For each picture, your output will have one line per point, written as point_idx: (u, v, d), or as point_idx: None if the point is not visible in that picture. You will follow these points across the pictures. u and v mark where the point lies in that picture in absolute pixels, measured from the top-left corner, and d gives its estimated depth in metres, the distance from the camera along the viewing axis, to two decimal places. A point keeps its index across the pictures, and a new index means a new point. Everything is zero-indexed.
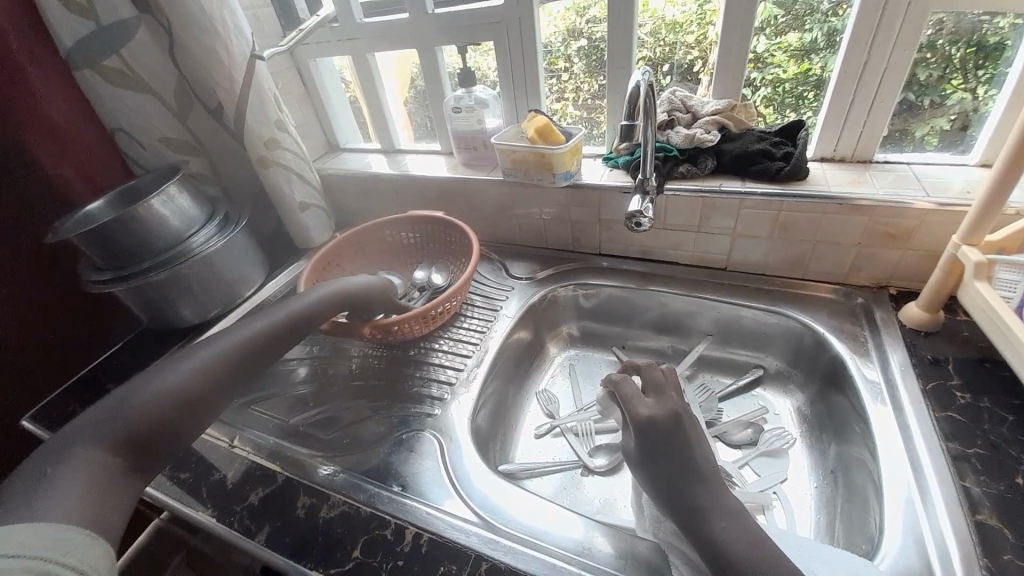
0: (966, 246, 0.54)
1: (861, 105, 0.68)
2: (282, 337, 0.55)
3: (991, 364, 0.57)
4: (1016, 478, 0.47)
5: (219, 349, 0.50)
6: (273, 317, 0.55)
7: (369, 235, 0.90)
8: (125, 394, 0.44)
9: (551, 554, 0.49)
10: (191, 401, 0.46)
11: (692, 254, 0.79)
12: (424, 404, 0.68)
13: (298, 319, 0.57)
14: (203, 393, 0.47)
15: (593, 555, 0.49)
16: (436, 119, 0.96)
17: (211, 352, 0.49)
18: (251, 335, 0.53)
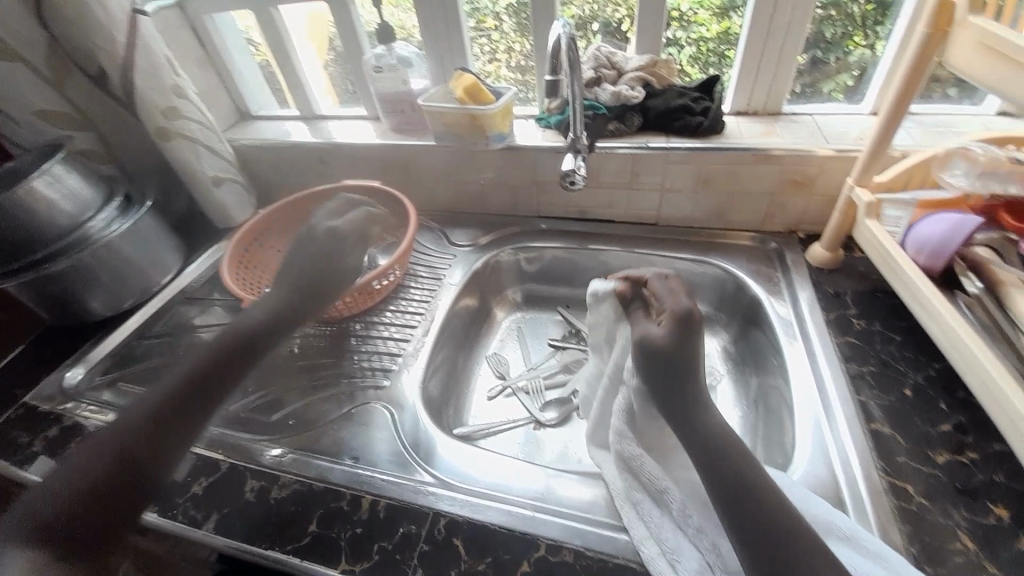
0: (859, 187, 0.60)
1: (770, 60, 0.72)
2: (216, 375, 0.52)
3: (882, 293, 0.65)
4: (903, 388, 0.55)
5: (145, 407, 0.48)
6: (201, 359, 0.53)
7: (296, 210, 0.85)
8: (53, 474, 0.43)
9: (509, 502, 0.52)
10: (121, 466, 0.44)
11: (625, 211, 0.82)
12: (372, 377, 0.68)
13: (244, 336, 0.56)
14: (118, 449, 0.44)
15: (553, 500, 0.53)
16: (359, 82, 0.90)
17: (133, 411, 0.48)
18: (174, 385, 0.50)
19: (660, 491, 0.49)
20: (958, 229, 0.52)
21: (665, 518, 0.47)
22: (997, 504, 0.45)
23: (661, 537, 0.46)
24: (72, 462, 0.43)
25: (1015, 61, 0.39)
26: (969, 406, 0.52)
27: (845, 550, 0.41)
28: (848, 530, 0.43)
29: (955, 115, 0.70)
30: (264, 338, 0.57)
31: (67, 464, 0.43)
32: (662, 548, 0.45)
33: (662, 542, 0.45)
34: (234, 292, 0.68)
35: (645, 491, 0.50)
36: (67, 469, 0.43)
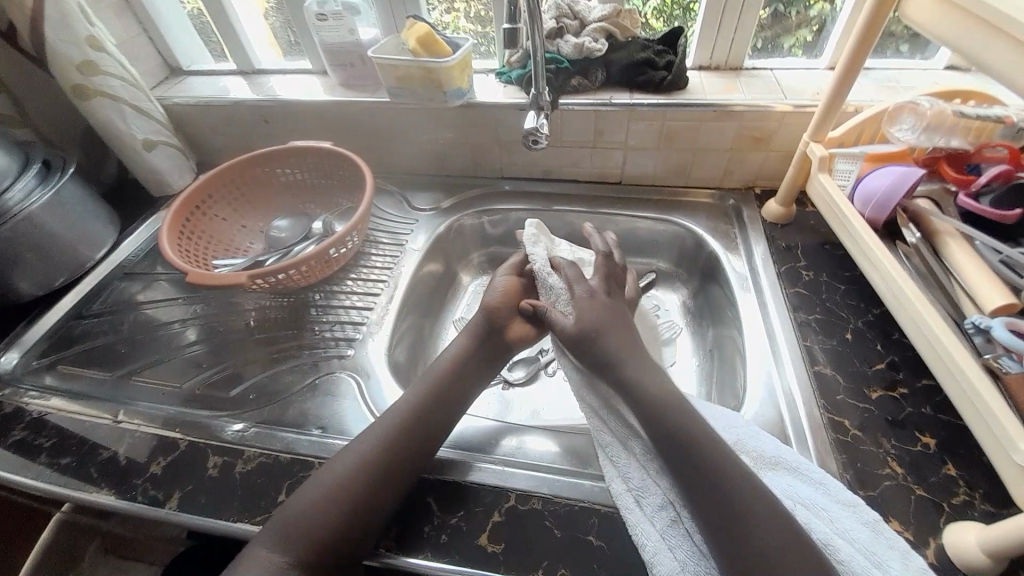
0: (814, 143, 0.62)
1: (733, 14, 0.70)
2: (464, 376, 0.57)
3: (830, 246, 0.69)
4: (845, 333, 0.59)
5: (406, 405, 0.52)
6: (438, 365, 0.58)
7: (241, 174, 0.80)
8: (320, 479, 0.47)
9: (481, 460, 0.53)
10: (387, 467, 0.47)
11: (589, 170, 0.81)
12: (335, 347, 0.66)
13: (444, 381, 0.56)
14: (418, 444, 0.50)
15: (522, 455, 0.54)
16: (302, 31, 0.83)
17: (401, 406, 0.52)
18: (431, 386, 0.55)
19: (626, 435, 0.50)
20: (900, 183, 0.54)
21: (630, 460, 0.48)
22: (923, 433, 0.50)
23: (625, 478, 0.47)
24: (344, 460, 0.47)
25: (967, 12, 0.40)
26: (902, 346, 0.57)
27: (788, 479, 0.45)
28: (792, 462, 0.46)
29: (904, 70, 0.72)
30: (461, 386, 0.56)
31: (366, 453, 0.47)
32: (630, 487, 0.46)
33: (628, 482, 0.47)
34: (177, 264, 0.64)
35: (612, 434, 0.50)
36: (348, 462, 0.47)
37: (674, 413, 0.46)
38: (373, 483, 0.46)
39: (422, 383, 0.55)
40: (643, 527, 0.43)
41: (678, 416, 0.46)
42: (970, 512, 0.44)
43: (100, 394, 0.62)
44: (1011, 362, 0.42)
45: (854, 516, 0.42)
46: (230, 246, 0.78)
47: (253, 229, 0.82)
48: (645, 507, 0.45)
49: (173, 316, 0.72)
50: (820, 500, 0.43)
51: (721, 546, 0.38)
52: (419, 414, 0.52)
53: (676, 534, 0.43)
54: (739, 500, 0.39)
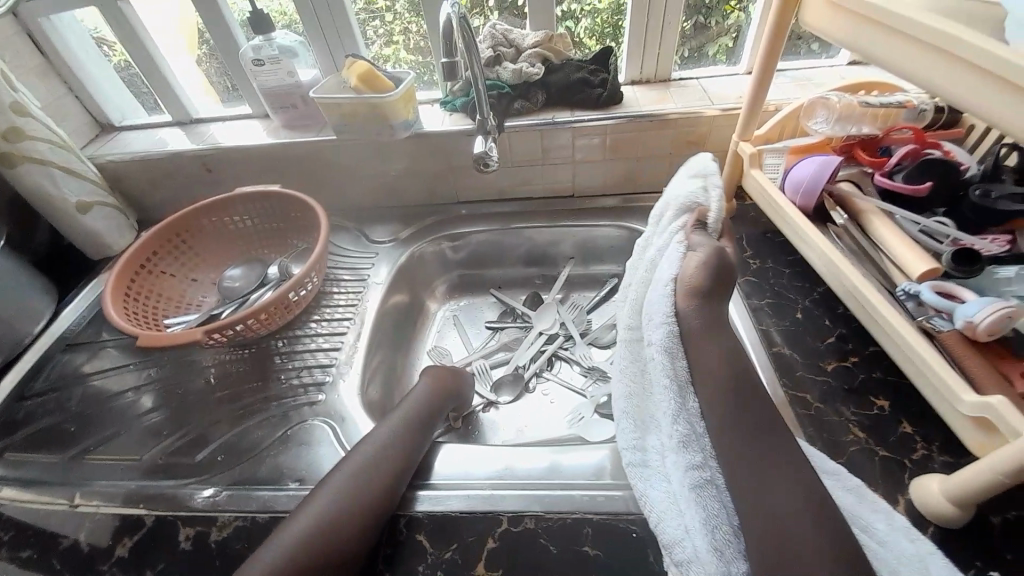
0: (743, 142, 0.67)
1: (656, 29, 0.76)
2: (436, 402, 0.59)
3: (772, 233, 0.73)
4: (796, 313, 0.63)
5: (367, 455, 0.49)
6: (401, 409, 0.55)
7: (186, 227, 0.77)
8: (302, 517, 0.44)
9: (471, 486, 0.52)
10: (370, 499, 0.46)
11: (542, 186, 0.84)
12: (305, 393, 0.64)
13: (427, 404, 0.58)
14: (382, 493, 0.47)
15: (512, 475, 0.54)
16: (239, 77, 0.82)
17: (361, 455, 0.49)
18: (391, 434, 0.52)
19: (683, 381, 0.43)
20: (824, 169, 0.58)
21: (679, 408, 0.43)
22: (877, 396, 0.53)
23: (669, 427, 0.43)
24: (300, 519, 0.43)
25: (855, 16, 0.45)
26: (848, 319, 0.61)
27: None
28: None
29: (814, 69, 0.79)
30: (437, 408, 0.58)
31: (329, 509, 0.44)
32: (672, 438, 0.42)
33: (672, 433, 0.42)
34: (125, 329, 0.60)
35: (673, 378, 0.43)
36: (306, 520, 0.43)
37: (756, 393, 0.42)
38: (337, 533, 0.43)
39: (382, 433, 0.52)
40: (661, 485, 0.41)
41: (753, 395, 0.42)
42: (929, 466, 0.48)
43: (52, 478, 0.58)
44: (942, 322, 0.47)
45: (834, 482, 0.44)
46: (181, 302, 0.75)
47: (206, 282, 0.79)
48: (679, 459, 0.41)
49: (126, 383, 0.68)
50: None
51: (753, 515, 0.37)
52: (381, 465, 0.49)
53: (706, 495, 0.39)
54: (775, 477, 0.38)
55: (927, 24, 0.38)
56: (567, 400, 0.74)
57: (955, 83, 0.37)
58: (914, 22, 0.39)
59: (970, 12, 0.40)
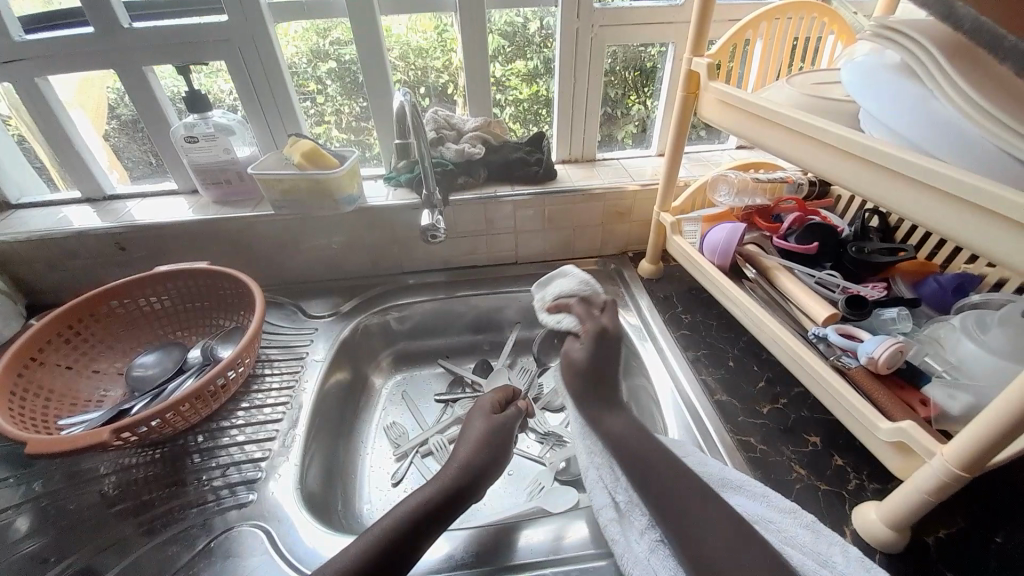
0: (664, 212, 0.75)
1: (580, 117, 0.86)
2: (484, 469, 0.55)
3: (696, 290, 0.81)
4: (728, 361, 0.68)
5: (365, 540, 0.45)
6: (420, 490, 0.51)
7: (92, 312, 0.69)
8: None
9: None
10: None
11: (486, 254, 0.87)
12: (232, 494, 0.57)
13: (466, 474, 0.54)
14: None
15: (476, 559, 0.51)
16: (169, 152, 0.79)
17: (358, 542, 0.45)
18: (402, 517, 0.47)
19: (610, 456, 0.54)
20: (733, 234, 0.67)
21: (617, 480, 0.52)
22: (810, 433, 0.58)
23: (615, 498, 0.51)
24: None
25: (740, 111, 0.55)
26: (772, 364, 0.67)
27: (734, 494, 0.50)
28: (735, 480, 0.51)
29: (709, 151, 0.93)
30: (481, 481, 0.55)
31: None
32: (617, 506, 0.50)
33: (619, 501, 0.51)
34: (10, 435, 0.50)
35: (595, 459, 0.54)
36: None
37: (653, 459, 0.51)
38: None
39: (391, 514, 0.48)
40: (631, 543, 0.48)
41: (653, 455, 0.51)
42: (863, 493, 0.52)
43: None
44: (850, 359, 0.53)
45: (795, 519, 0.47)
46: (78, 398, 0.65)
47: (113, 373, 0.69)
48: (632, 526, 0.49)
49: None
50: (761, 509, 0.48)
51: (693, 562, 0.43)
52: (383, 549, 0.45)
53: (663, 551, 0.46)
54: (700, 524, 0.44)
55: (797, 118, 0.47)
56: (524, 469, 0.72)
57: (821, 161, 0.46)
58: (787, 115, 0.48)
59: (827, 110, 0.51)
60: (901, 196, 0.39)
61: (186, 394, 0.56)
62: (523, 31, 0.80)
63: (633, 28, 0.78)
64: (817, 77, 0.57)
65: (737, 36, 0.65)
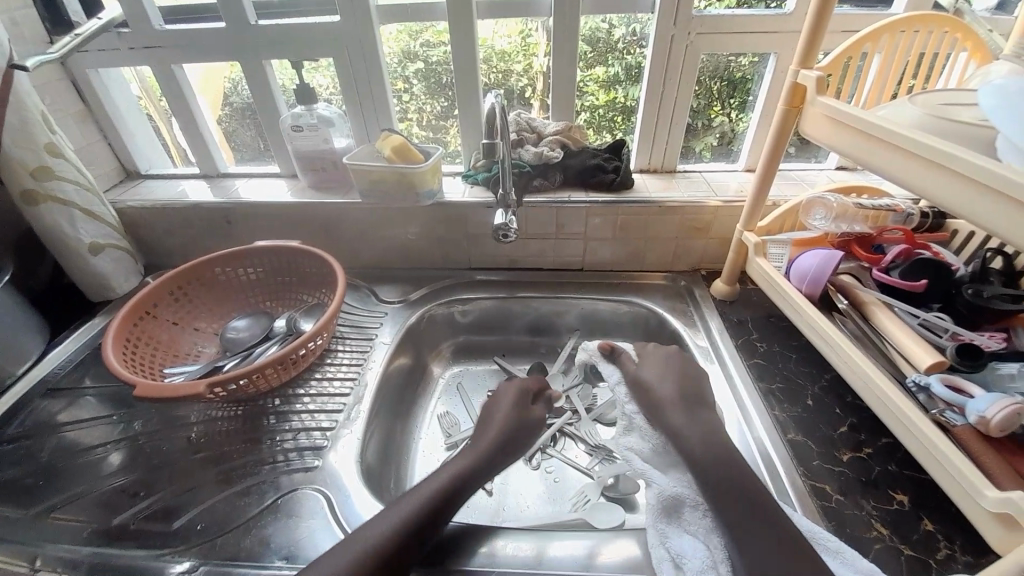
0: (748, 231, 0.71)
1: (663, 128, 0.84)
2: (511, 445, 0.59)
3: (775, 318, 0.76)
4: (806, 399, 0.63)
5: (400, 512, 0.47)
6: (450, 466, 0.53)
7: (196, 277, 0.76)
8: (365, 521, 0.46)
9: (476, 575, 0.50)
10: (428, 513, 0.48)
11: (552, 258, 0.87)
12: (300, 458, 0.61)
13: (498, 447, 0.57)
14: (410, 551, 0.45)
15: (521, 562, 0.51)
16: (275, 138, 0.86)
17: (395, 513, 0.47)
18: (431, 494, 0.49)
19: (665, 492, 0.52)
20: (828, 262, 0.61)
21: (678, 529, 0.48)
22: (896, 491, 0.53)
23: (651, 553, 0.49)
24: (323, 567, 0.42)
25: (855, 130, 0.50)
26: (857, 408, 0.62)
27: None
28: (807, 531, 0.47)
29: (804, 170, 0.87)
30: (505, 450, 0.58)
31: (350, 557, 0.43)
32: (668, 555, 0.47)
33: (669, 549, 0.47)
34: (125, 377, 0.57)
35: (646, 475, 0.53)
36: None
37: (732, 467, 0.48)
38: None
39: (426, 487, 0.50)
40: None
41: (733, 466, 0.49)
42: (954, 566, 0.46)
43: (8, 539, 0.53)
44: (954, 416, 0.48)
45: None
46: (178, 351, 0.72)
47: (209, 332, 0.77)
48: None
49: (101, 437, 0.64)
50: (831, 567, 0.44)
51: None
52: (417, 519, 0.47)
53: None
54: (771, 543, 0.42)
55: (924, 142, 0.42)
56: (573, 480, 0.71)
57: (948, 193, 0.41)
58: (911, 137, 0.43)
59: (950, 135, 0.46)
60: None
61: (270, 360, 0.61)
62: (607, 38, 0.80)
63: (730, 36, 0.75)
64: (943, 97, 0.51)
65: (855, 47, 0.60)
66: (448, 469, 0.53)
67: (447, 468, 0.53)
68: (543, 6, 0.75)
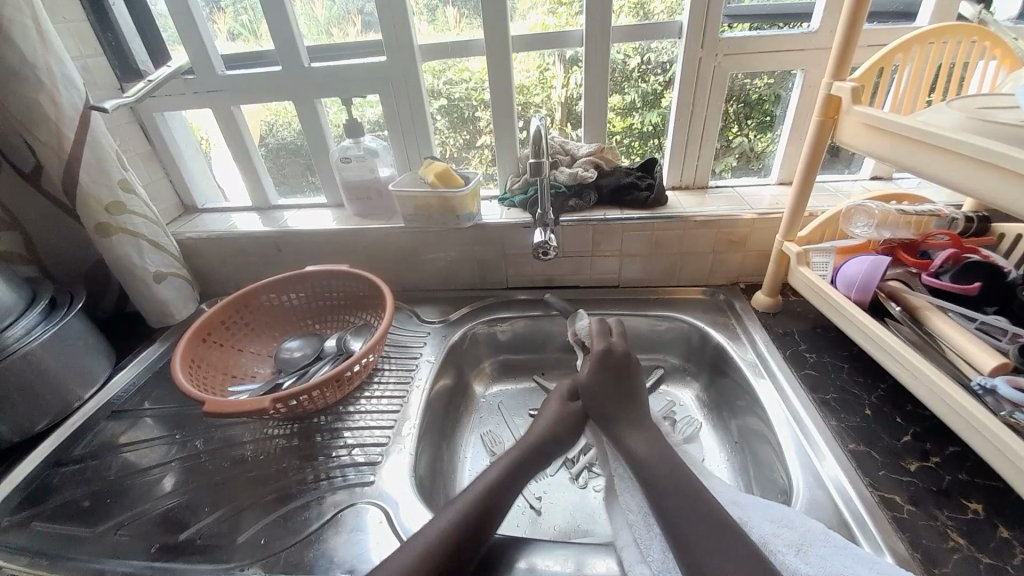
0: (788, 241, 0.72)
1: (692, 149, 0.86)
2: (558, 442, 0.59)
3: (821, 329, 0.75)
4: (864, 409, 0.62)
5: (443, 526, 0.48)
6: (484, 478, 0.53)
7: (251, 302, 0.80)
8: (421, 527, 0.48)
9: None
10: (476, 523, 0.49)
11: (589, 276, 0.88)
12: (355, 474, 0.62)
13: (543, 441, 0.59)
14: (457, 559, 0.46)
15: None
16: (322, 172, 0.91)
17: (438, 527, 0.48)
18: (466, 508, 0.50)
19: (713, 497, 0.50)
20: (874, 268, 0.62)
21: (650, 541, 0.50)
22: (969, 499, 0.51)
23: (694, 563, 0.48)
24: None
25: (894, 135, 0.51)
26: (919, 416, 0.60)
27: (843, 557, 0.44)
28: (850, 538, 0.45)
29: (838, 181, 0.88)
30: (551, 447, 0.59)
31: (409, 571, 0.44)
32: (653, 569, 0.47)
33: (651, 562, 0.48)
34: (193, 395, 0.60)
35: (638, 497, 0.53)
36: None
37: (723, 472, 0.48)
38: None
39: (462, 502, 0.51)
40: None
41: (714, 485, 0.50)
42: None
43: (77, 554, 0.55)
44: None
45: None
46: (236, 372, 0.75)
47: (264, 353, 0.80)
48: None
49: (157, 458, 0.66)
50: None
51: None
52: (462, 526, 0.48)
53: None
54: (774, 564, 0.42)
55: (968, 142, 0.42)
56: None
57: (997, 192, 0.41)
58: (952, 138, 0.44)
59: (997, 134, 0.47)
60: None
61: (329, 376, 0.63)
62: (622, 68, 0.83)
63: (754, 57, 0.77)
64: (982, 101, 0.52)
65: (885, 59, 0.62)
66: (480, 483, 0.53)
67: (481, 480, 0.53)
68: (575, 36, 0.79)
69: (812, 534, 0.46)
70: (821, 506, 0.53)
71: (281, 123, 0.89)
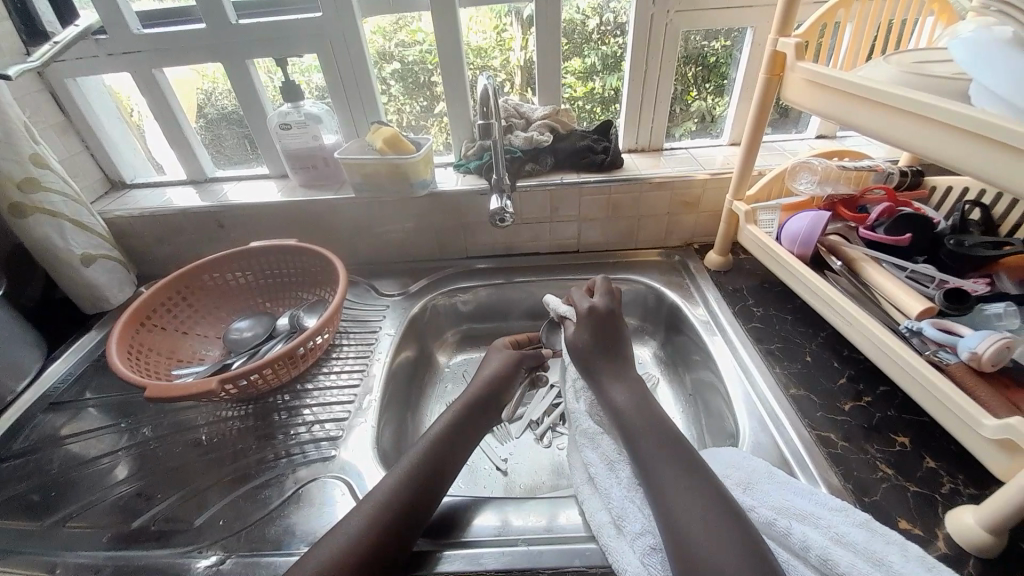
0: (736, 201, 0.73)
1: (648, 111, 0.86)
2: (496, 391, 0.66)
3: (769, 284, 0.78)
4: (805, 356, 0.66)
5: (417, 453, 0.52)
6: (440, 420, 0.58)
7: (192, 284, 0.75)
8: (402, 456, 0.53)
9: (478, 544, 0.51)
10: (442, 453, 0.53)
11: (548, 242, 0.88)
12: (316, 449, 0.61)
13: (486, 393, 0.65)
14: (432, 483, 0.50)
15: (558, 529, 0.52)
16: (264, 142, 0.86)
17: (414, 453, 0.52)
18: (427, 443, 0.54)
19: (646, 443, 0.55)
20: (816, 223, 0.64)
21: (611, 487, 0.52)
22: (897, 433, 0.55)
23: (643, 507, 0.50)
24: (344, 528, 0.44)
25: (833, 90, 0.52)
26: (854, 360, 0.64)
27: (783, 490, 0.47)
28: (786, 477, 0.49)
29: (785, 141, 0.90)
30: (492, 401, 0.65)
31: (384, 500, 0.47)
32: (610, 517, 0.50)
33: (611, 510, 0.50)
34: (131, 380, 0.57)
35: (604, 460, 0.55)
36: (366, 512, 0.45)
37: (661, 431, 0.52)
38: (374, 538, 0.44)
39: (411, 455, 0.52)
40: (622, 551, 0.46)
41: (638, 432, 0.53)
42: (957, 498, 0.48)
43: (23, 552, 0.52)
44: (948, 356, 0.50)
45: (862, 529, 0.43)
46: (182, 356, 0.72)
47: (212, 335, 0.77)
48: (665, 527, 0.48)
49: (105, 448, 0.63)
50: (825, 514, 0.45)
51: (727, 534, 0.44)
52: (431, 456, 0.52)
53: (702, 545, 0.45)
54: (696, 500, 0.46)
55: (899, 94, 0.44)
56: None
57: (925, 142, 0.43)
58: (887, 92, 0.45)
59: (928, 87, 0.48)
60: (1003, 165, 0.36)
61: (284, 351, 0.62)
62: (581, 30, 0.81)
63: (705, 14, 0.77)
64: (915, 54, 0.53)
65: (829, 15, 0.63)
66: (445, 424, 0.57)
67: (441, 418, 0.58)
68: None
69: (755, 473, 0.50)
70: (766, 448, 0.56)
71: (219, 91, 0.83)
